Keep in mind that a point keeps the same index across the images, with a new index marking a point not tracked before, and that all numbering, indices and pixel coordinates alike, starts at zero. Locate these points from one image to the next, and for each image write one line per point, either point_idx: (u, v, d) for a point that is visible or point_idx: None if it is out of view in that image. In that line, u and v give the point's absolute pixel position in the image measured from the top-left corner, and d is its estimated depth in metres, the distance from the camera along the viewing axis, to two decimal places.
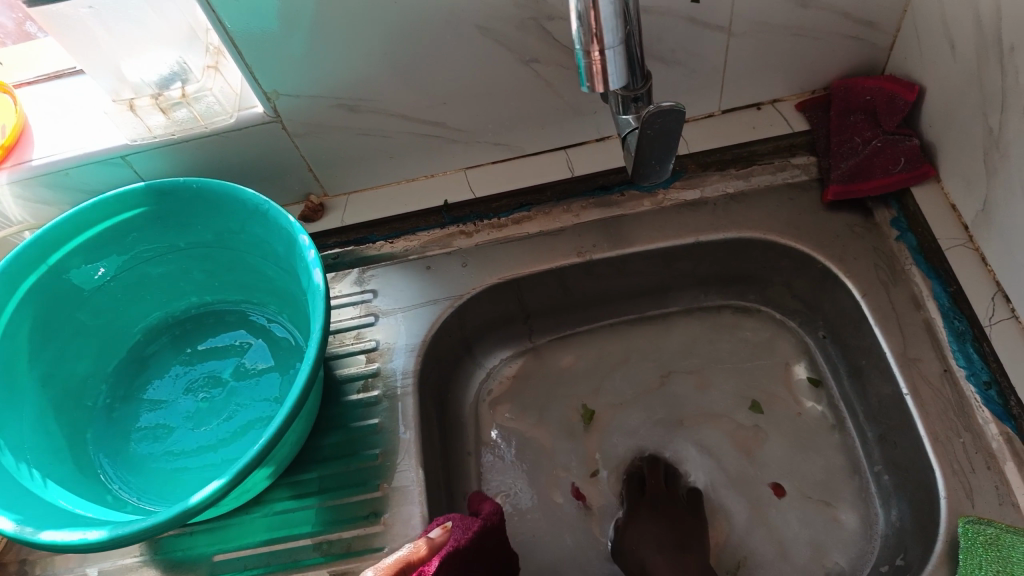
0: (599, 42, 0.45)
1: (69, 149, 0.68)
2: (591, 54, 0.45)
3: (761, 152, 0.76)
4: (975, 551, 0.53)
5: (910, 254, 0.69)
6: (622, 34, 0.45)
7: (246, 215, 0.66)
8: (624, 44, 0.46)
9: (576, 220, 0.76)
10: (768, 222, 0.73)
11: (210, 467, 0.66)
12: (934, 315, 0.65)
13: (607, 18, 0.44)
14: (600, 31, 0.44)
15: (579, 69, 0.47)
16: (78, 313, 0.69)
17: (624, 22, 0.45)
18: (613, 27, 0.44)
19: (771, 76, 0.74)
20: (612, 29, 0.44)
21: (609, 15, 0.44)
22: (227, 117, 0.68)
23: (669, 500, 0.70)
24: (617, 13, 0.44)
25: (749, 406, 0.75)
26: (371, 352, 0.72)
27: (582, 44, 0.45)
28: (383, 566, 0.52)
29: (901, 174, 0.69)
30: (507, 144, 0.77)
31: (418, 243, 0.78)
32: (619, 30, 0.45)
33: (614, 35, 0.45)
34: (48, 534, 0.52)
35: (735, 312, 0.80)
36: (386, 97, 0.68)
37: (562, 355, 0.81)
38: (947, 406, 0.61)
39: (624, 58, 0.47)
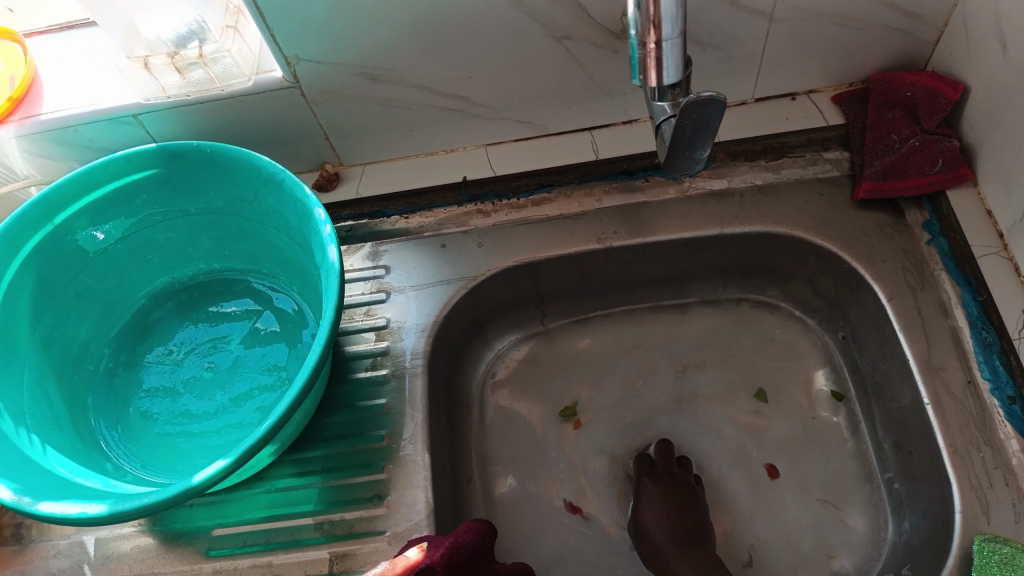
0: (655, 32, 0.43)
1: (78, 105, 0.66)
2: (647, 44, 0.44)
3: (792, 145, 0.74)
4: (988, 569, 0.52)
5: (940, 258, 0.67)
6: (683, 27, 0.44)
7: (259, 184, 0.64)
8: (683, 37, 0.45)
9: (597, 205, 0.74)
10: (794, 217, 0.71)
11: (213, 440, 0.65)
12: (961, 323, 0.63)
13: (667, 10, 0.42)
14: (658, 21, 0.42)
15: (633, 60, 0.46)
16: (83, 275, 0.67)
17: (686, 15, 0.43)
18: (672, 19, 0.42)
19: (809, 64, 0.71)
20: (672, 20, 0.43)
21: (670, 7, 0.42)
22: (245, 80, 0.65)
23: (679, 487, 0.68)
24: (679, 5, 0.42)
25: (755, 393, 0.74)
26: (381, 330, 0.70)
27: (638, 33, 0.44)
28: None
29: (938, 175, 0.67)
30: (531, 122, 0.74)
31: (433, 220, 0.76)
32: (679, 22, 0.43)
33: (673, 27, 0.43)
34: (47, 505, 0.51)
35: (753, 306, 0.78)
36: (411, 68, 0.66)
37: (574, 341, 0.79)
38: (969, 418, 0.60)
39: (681, 50, 0.46)
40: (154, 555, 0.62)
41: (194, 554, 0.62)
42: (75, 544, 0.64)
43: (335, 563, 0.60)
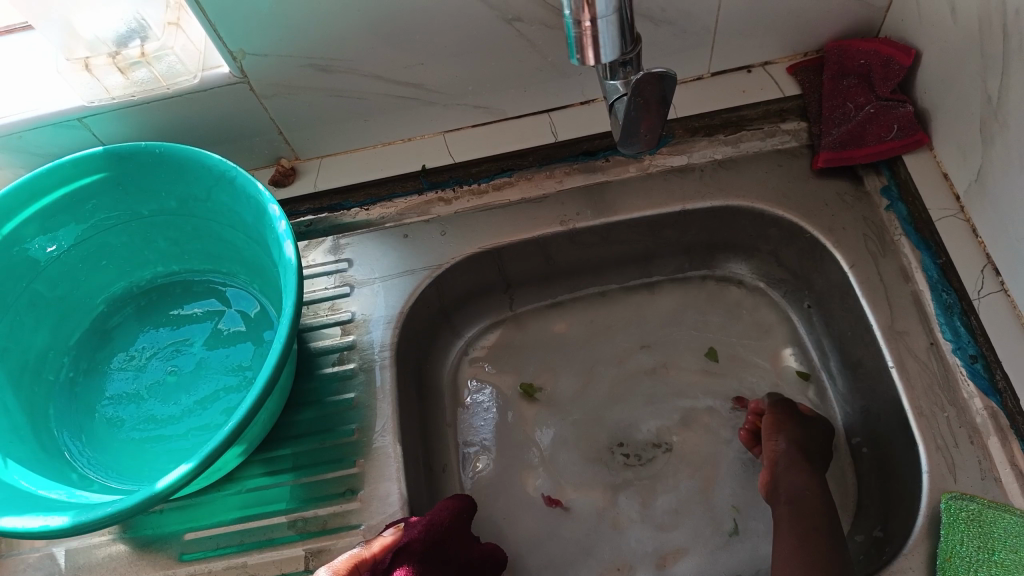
0: (589, 9, 0.42)
1: (21, 111, 0.64)
2: (582, 23, 0.43)
3: (750, 117, 0.74)
4: (957, 527, 0.53)
5: (900, 224, 0.67)
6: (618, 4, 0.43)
7: (212, 182, 0.63)
8: (619, 14, 0.44)
9: (559, 187, 0.74)
10: (756, 189, 0.71)
11: (179, 444, 0.64)
12: (922, 287, 0.64)
13: None
14: None
15: (569, 40, 0.45)
16: (36, 284, 0.66)
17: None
18: None
19: (762, 36, 0.71)
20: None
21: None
22: (191, 77, 0.63)
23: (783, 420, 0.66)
24: None
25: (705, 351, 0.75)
26: (347, 324, 0.70)
27: (573, 12, 0.43)
28: (335, 564, 0.53)
29: (895, 142, 0.68)
30: (488, 106, 0.73)
31: (394, 211, 0.75)
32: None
33: (607, 4, 0.42)
34: (9, 520, 0.50)
35: (719, 280, 0.78)
36: (362, 57, 0.65)
37: (543, 324, 0.79)
38: (933, 380, 0.60)
39: (619, 28, 0.45)
40: (126, 563, 0.62)
41: (167, 560, 0.61)
42: (44, 556, 0.63)
43: (310, 560, 0.60)
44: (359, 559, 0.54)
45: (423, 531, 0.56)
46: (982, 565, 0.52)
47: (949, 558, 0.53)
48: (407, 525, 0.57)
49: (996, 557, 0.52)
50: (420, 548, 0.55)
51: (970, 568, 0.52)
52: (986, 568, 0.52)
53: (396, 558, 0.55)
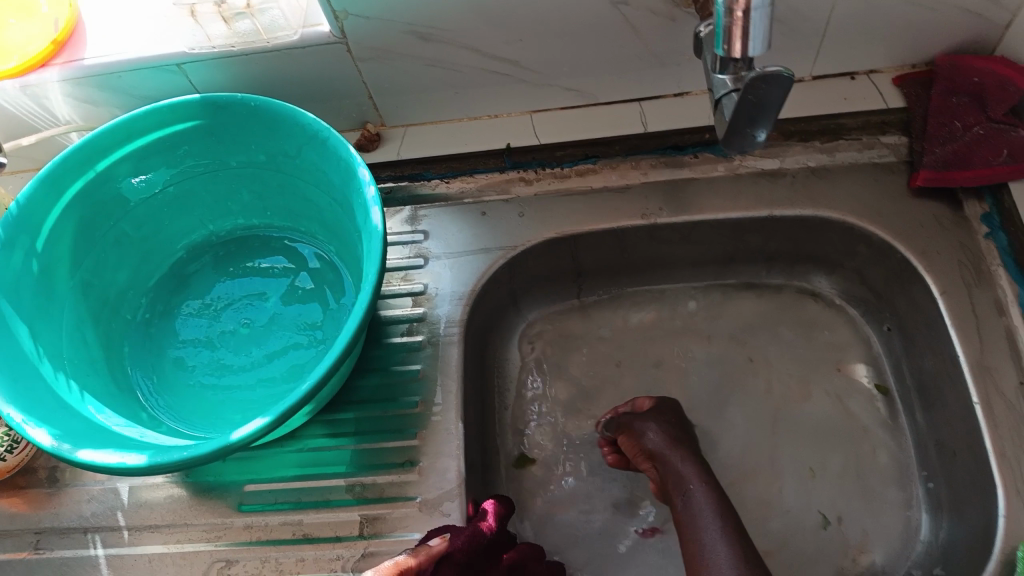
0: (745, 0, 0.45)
1: (123, 51, 0.65)
2: (733, 13, 0.45)
3: (849, 127, 0.71)
4: None
5: (999, 254, 0.64)
6: None
7: (303, 140, 0.63)
8: (774, 7, 0.45)
9: (643, 179, 0.72)
10: (848, 202, 0.69)
11: (246, 397, 0.65)
12: (1017, 323, 0.61)
13: None
14: None
15: (718, 29, 0.47)
16: (123, 223, 0.67)
17: None
18: None
19: (874, 44, 0.68)
20: None
21: None
22: (292, 33, 0.64)
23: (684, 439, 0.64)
24: None
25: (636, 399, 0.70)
26: (418, 296, 0.70)
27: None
28: (383, 567, 0.49)
29: (1003, 168, 0.64)
30: (580, 90, 0.72)
31: (474, 186, 0.75)
32: None
33: None
34: (86, 453, 0.51)
35: (796, 292, 0.76)
36: (463, 28, 0.64)
37: (609, 316, 0.78)
38: (1021, 421, 0.57)
39: (771, 22, 0.46)
40: (185, 506, 0.63)
41: (225, 508, 0.62)
42: (108, 491, 0.64)
43: (364, 526, 0.60)
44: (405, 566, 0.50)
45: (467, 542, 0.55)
46: None
47: None
48: (450, 535, 0.56)
49: None
50: (462, 560, 0.54)
51: None
52: None
53: (437, 568, 0.53)
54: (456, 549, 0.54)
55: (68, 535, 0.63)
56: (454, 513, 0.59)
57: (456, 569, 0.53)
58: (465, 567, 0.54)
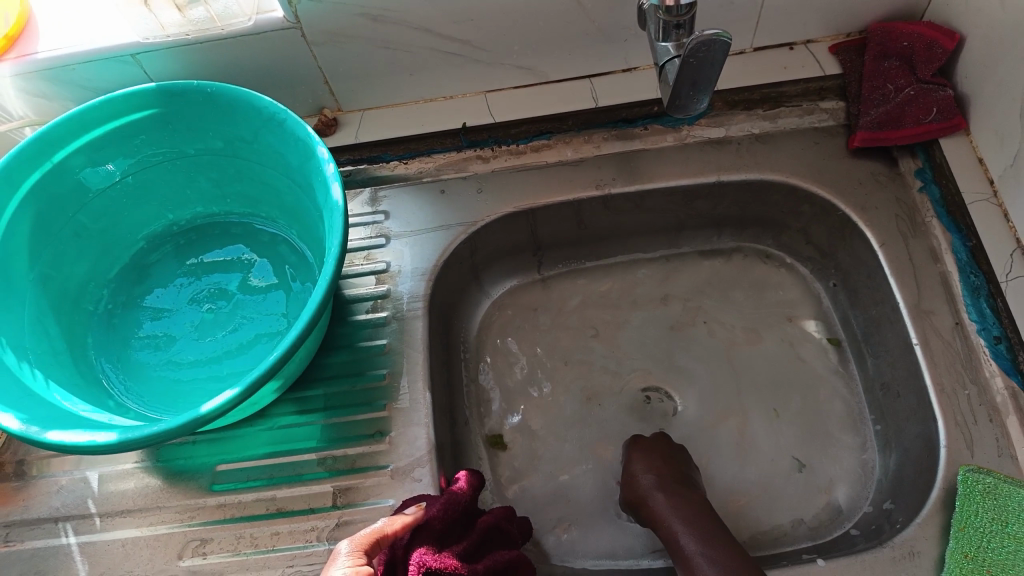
0: None
1: (76, 43, 0.65)
2: None
3: (790, 94, 0.75)
4: (972, 499, 0.55)
5: (932, 206, 0.68)
6: None
7: (260, 123, 0.64)
8: None
9: (596, 152, 0.75)
10: (792, 165, 0.72)
11: (213, 379, 0.66)
12: (950, 268, 0.65)
13: None
14: None
15: None
16: (82, 215, 0.68)
17: None
18: None
19: (809, 14, 0.71)
20: None
21: None
22: (245, 20, 0.65)
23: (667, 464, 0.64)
24: None
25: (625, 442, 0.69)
26: (381, 274, 0.71)
27: None
28: (357, 537, 0.51)
29: (933, 125, 0.68)
30: (531, 68, 0.74)
31: (432, 166, 0.77)
32: None
33: None
34: (55, 435, 0.51)
35: (746, 255, 0.79)
36: (414, 10, 0.65)
37: (570, 287, 0.80)
38: (956, 358, 0.61)
39: None
40: (156, 491, 0.63)
41: (197, 489, 0.63)
42: (78, 480, 0.64)
43: (338, 497, 0.61)
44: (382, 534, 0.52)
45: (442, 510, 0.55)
46: (995, 536, 0.53)
47: (963, 528, 0.54)
48: (426, 504, 0.56)
49: (1010, 529, 0.53)
50: (439, 526, 0.54)
51: (982, 538, 0.53)
52: (999, 539, 0.53)
53: (415, 536, 0.53)
54: (433, 517, 0.54)
55: (38, 526, 0.63)
56: (425, 479, 0.61)
57: (434, 538, 0.54)
58: (441, 534, 0.54)
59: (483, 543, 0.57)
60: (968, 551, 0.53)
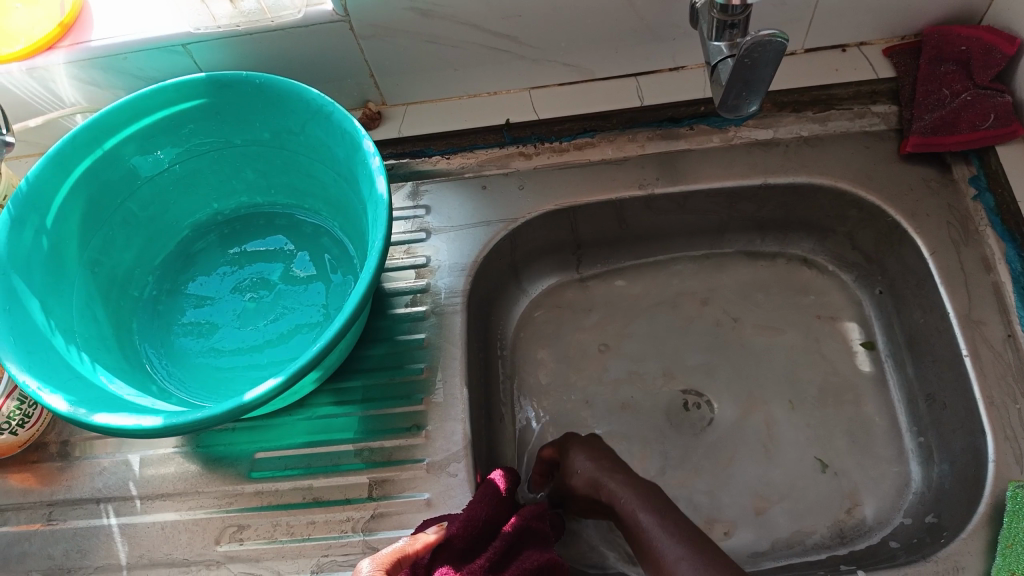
0: None
1: (129, 32, 0.66)
2: None
3: (841, 96, 0.73)
4: (1022, 516, 0.53)
5: (986, 214, 0.67)
6: None
7: (308, 115, 0.64)
8: None
9: (640, 151, 0.74)
10: (840, 169, 0.71)
11: (253, 368, 0.66)
12: (1004, 279, 0.63)
13: None
14: None
15: None
16: (130, 202, 0.69)
17: None
18: None
19: (863, 15, 0.70)
20: None
21: None
22: (295, 12, 0.65)
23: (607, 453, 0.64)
24: None
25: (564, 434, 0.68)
26: (421, 268, 0.71)
27: None
28: (379, 555, 0.50)
29: (989, 131, 0.66)
30: (576, 65, 0.74)
31: (474, 161, 0.77)
32: None
33: None
34: (101, 417, 0.52)
35: (789, 259, 0.78)
36: (461, 4, 0.65)
37: (608, 287, 0.79)
38: (1008, 371, 0.60)
39: None
40: (195, 476, 0.64)
41: (235, 476, 0.64)
42: (119, 463, 0.65)
43: (373, 489, 0.61)
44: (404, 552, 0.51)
45: (462, 527, 0.54)
46: None
47: (1011, 546, 0.53)
48: (448, 523, 0.56)
49: None
50: (462, 545, 0.54)
51: None
52: None
53: (434, 557, 0.53)
54: (454, 536, 0.54)
55: (81, 505, 0.64)
56: (460, 474, 0.61)
57: (455, 557, 0.53)
58: (464, 553, 0.54)
59: (506, 555, 0.55)
60: (1015, 570, 0.51)
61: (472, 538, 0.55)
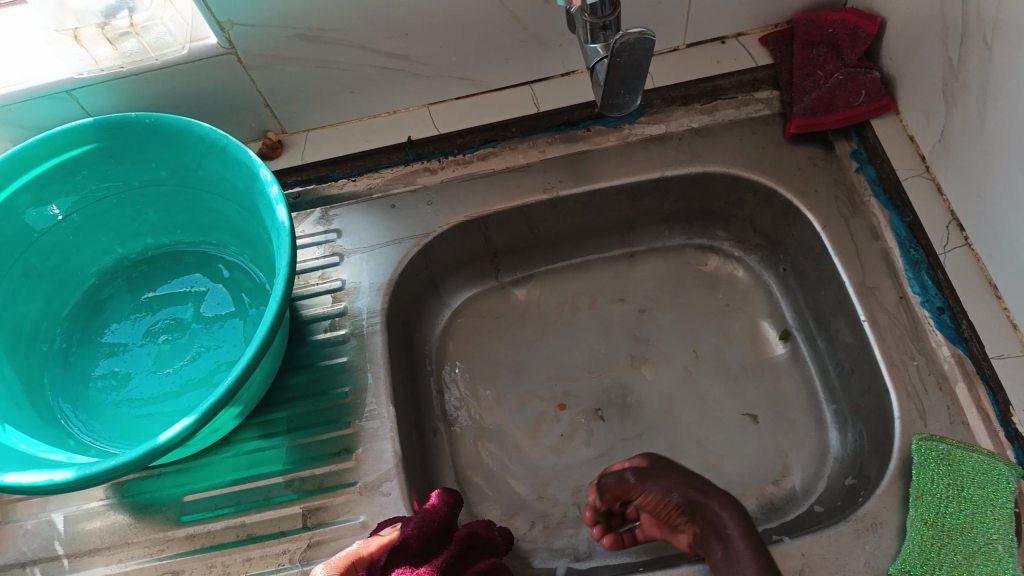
0: None
1: (11, 83, 0.65)
2: None
3: (724, 87, 0.77)
4: (928, 466, 0.56)
5: (869, 185, 0.71)
6: None
7: (203, 151, 0.64)
8: None
9: (542, 156, 0.76)
10: (731, 156, 0.74)
11: (174, 413, 0.65)
12: (891, 245, 0.67)
13: None
14: None
15: None
16: (29, 256, 0.67)
17: None
18: None
19: (737, 9, 0.73)
20: None
21: None
22: (180, 48, 0.64)
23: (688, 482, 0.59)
24: None
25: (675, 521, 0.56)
26: (337, 292, 0.71)
27: None
28: (333, 560, 0.52)
29: (862, 107, 0.71)
30: (472, 79, 0.75)
31: (381, 181, 0.77)
32: None
33: None
34: (12, 476, 0.51)
35: (697, 249, 0.81)
36: (347, 28, 0.66)
37: (527, 292, 0.81)
38: (903, 331, 0.63)
39: None
40: (124, 527, 0.63)
41: (165, 522, 0.62)
42: (43, 523, 0.64)
43: (308, 518, 0.61)
44: (357, 557, 0.53)
45: (418, 529, 0.56)
46: (951, 501, 0.55)
47: (921, 496, 0.56)
48: (402, 523, 0.57)
49: (965, 493, 0.55)
50: (416, 546, 0.55)
51: (939, 504, 0.55)
52: (955, 503, 0.55)
53: (392, 557, 0.54)
54: (411, 536, 0.55)
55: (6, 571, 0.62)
56: (394, 492, 0.61)
57: (410, 557, 0.55)
58: (419, 552, 0.56)
59: (462, 555, 0.57)
60: (928, 518, 0.55)
61: (425, 540, 0.56)
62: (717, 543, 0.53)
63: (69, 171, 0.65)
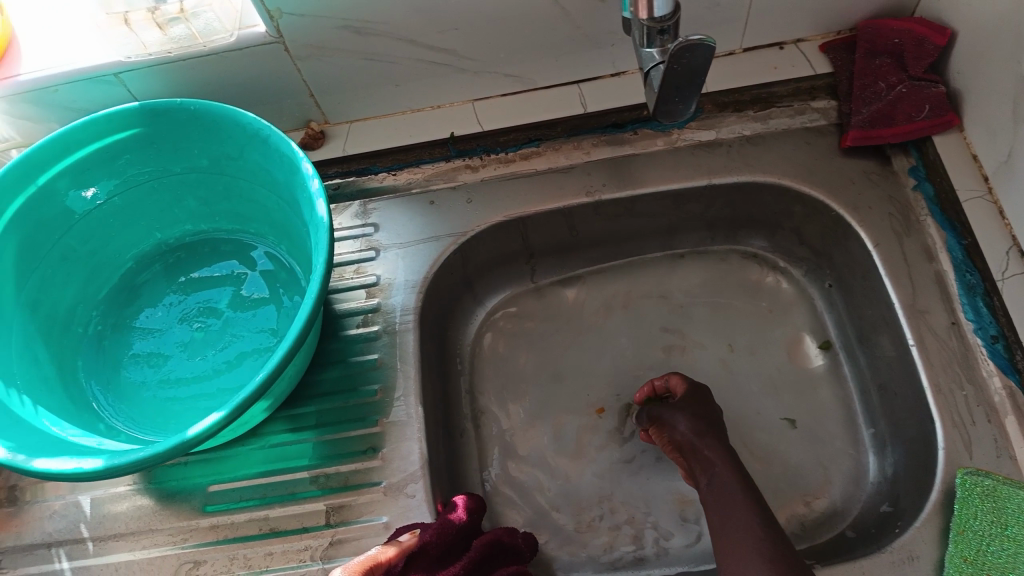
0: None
1: (58, 64, 0.65)
2: None
3: (780, 94, 0.74)
4: (971, 502, 0.54)
5: (926, 203, 0.67)
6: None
7: (245, 140, 0.63)
8: None
9: (585, 158, 0.74)
10: (782, 166, 0.71)
11: (203, 402, 0.65)
12: (946, 267, 0.64)
13: None
14: None
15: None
16: (68, 238, 0.67)
17: None
18: None
19: (798, 14, 0.70)
20: None
21: None
22: (228, 36, 0.64)
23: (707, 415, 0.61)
24: None
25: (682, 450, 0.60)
26: (371, 287, 0.71)
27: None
28: (352, 564, 0.51)
29: (924, 122, 0.67)
30: (518, 75, 0.74)
31: (421, 177, 0.76)
32: None
33: None
34: (41, 462, 0.50)
35: (740, 258, 0.78)
36: (395, 21, 0.65)
37: (562, 294, 0.79)
38: (953, 357, 0.60)
39: None
40: (149, 514, 0.63)
41: (190, 511, 0.62)
42: (71, 505, 0.64)
43: (331, 515, 0.60)
44: (375, 562, 0.51)
45: (437, 535, 0.55)
46: (994, 539, 0.52)
47: (962, 532, 0.53)
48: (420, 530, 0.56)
49: (1009, 532, 0.53)
50: (435, 553, 0.54)
51: (981, 541, 0.52)
52: (997, 541, 0.52)
53: (410, 563, 0.53)
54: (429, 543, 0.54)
55: (33, 550, 0.62)
56: (418, 495, 0.60)
57: (430, 562, 0.54)
58: (440, 557, 0.55)
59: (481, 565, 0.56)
60: (967, 555, 0.52)
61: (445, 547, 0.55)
62: (704, 476, 0.57)
63: (111, 155, 0.65)
